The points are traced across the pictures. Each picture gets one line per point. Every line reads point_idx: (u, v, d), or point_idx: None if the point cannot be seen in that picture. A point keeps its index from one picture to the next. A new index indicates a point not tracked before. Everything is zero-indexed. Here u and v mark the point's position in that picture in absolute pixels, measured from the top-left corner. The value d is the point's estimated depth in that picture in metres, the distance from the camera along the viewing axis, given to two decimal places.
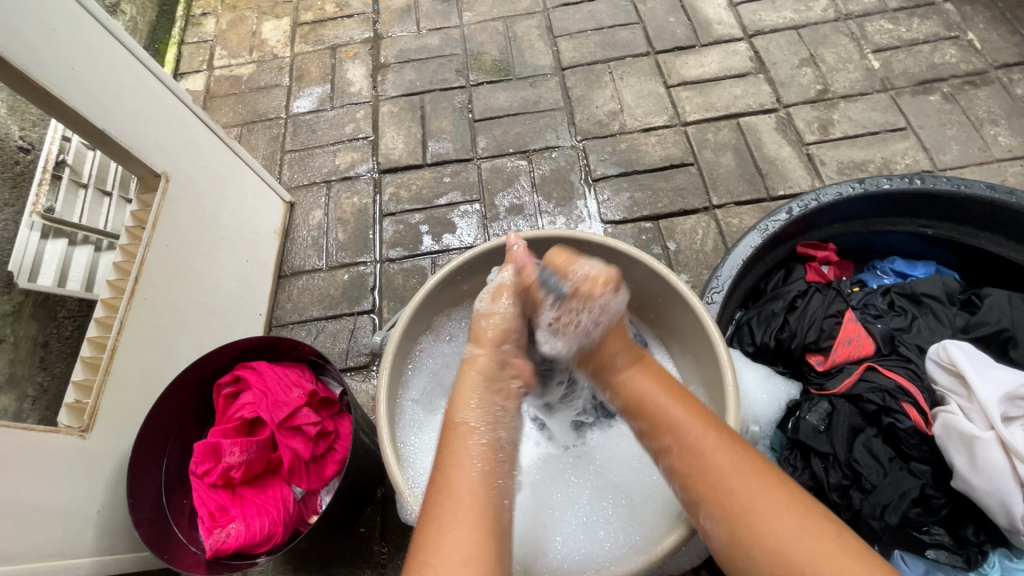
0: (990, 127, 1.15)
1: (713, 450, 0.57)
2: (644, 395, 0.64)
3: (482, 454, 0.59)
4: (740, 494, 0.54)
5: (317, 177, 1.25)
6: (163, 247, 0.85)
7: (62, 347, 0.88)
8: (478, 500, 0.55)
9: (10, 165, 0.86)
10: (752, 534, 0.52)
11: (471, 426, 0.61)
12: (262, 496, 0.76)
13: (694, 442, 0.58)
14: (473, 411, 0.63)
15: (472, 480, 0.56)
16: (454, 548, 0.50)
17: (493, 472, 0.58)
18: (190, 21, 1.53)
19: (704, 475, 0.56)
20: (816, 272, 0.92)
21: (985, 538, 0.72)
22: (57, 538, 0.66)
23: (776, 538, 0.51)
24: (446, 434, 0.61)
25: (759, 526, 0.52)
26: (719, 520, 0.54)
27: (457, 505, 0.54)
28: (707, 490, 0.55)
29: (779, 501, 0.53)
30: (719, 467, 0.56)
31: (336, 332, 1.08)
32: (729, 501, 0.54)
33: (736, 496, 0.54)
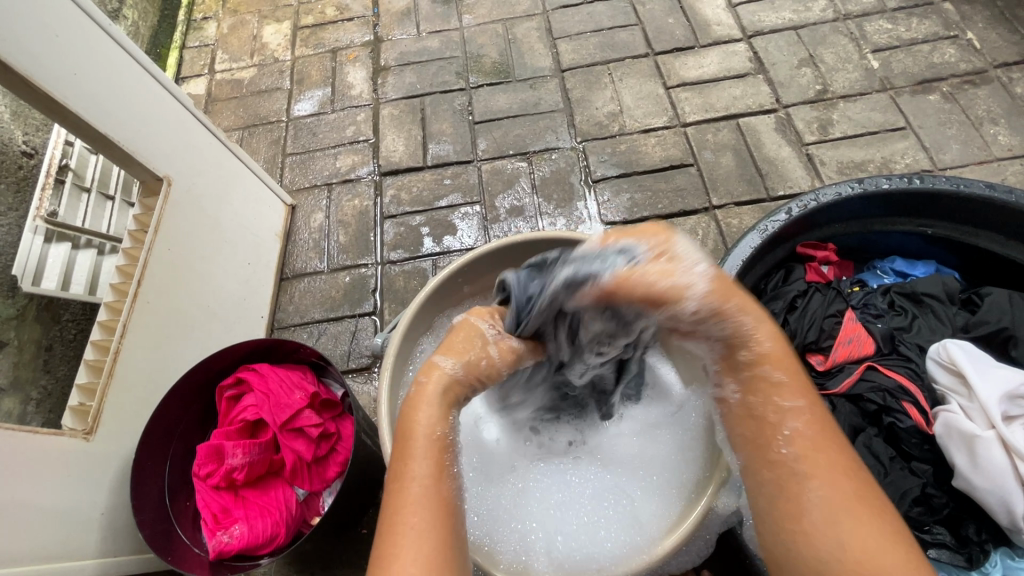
0: (990, 126, 1.15)
1: (819, 470, 0.49)
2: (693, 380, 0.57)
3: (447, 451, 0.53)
4: (841, 526, 0.47)
5: (318, 179, 1.25)
6: (165, 251, 0.86)
7: (64, 351, 0.89)
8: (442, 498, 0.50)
9: (14, 170, 0.87)
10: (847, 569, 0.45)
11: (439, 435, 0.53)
12: (265, 497, 0.77)
13: (799, 461, 0.50)
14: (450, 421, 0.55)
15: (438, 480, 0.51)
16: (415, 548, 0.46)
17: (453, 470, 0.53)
18: (191, 25, 1.53)
19: (802, 495, 0.49)
20: (816, 271, 0.92)
21: (987, 537, 0.71)
22: (60, 541, 0.66)
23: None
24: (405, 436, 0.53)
25: (863, 562, 0.45)
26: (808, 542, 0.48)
27: (423, 505, 0.49)
28: (803, 513, 0.48)
29: (885, 538, 0.46)
30: (818, 489, 0.49)
31: (338, 334, 1.08)
32: (830, 531, 0.47)
33: (837, 527, 0.47)
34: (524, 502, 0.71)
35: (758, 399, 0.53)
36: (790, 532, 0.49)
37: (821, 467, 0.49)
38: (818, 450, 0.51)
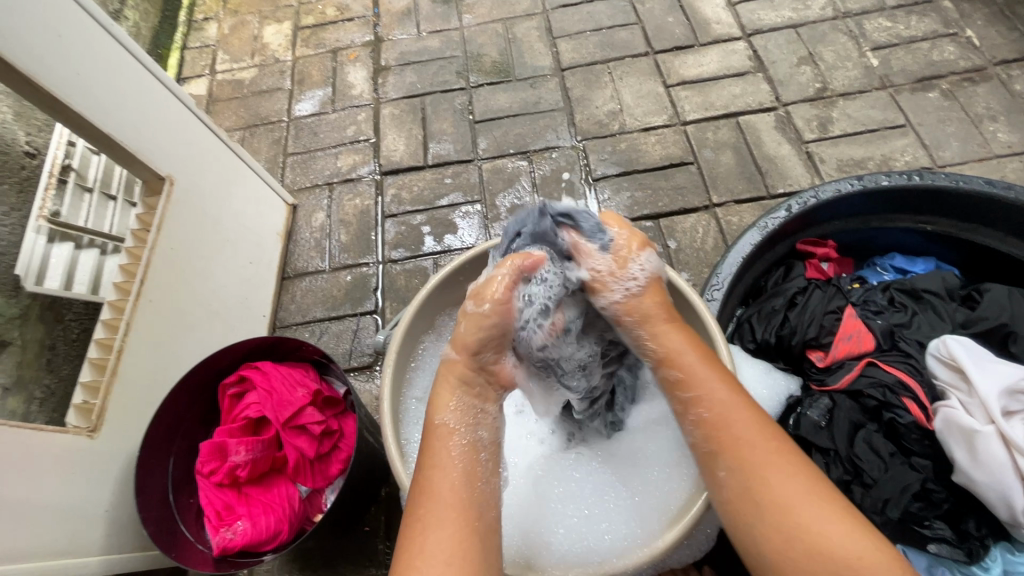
0: (989, 123, 1.15)
1: (739, 410, 0.54)
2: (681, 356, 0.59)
3: (462, 453, 0.56)
4: (758, 457, 0.51)
5: (319, 179, 1.26)
6: (167, 249, 0.86)
7: (68, 350, 0.90)
8: (460, 500, 0.52)
9: (18, 170, 0.87)
10: (763, 492, 0.50)
11: (450, 427, 0.57)
12: (268, 494, 0.77)
13: (722, 401, 0.55)
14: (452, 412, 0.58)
15: (453, 479, 0.54)
16: (438, 549, 0.49)
17: (476, 472, 0.55)
18: (192, 26, 1.54)
19: (728, 432, 0.53)
20: (816, 269, 0.91)
21: (986, 532, 0.72)
22: (65, 538, 0.66)
23: (786, 500, 0.49)
24: (424, 437, 0.57)
25: (773, 490, 0.49)
26: (734, 471, 0.52)
27: (442, 505, 0.52)
28: (729, 445, 0.53)
29: (797, 471, 0.50)
30: (740, 430, 0.53)
31: (339, 333, 1.09)
32: (747, 461, 0.52)
33: (756, 455, 0.51)
34: (525, 498, 0.72)
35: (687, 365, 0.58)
36: (718, 463, 0.53)
37: (741, 410, 0.55)
38: (738, 396, 0.56)
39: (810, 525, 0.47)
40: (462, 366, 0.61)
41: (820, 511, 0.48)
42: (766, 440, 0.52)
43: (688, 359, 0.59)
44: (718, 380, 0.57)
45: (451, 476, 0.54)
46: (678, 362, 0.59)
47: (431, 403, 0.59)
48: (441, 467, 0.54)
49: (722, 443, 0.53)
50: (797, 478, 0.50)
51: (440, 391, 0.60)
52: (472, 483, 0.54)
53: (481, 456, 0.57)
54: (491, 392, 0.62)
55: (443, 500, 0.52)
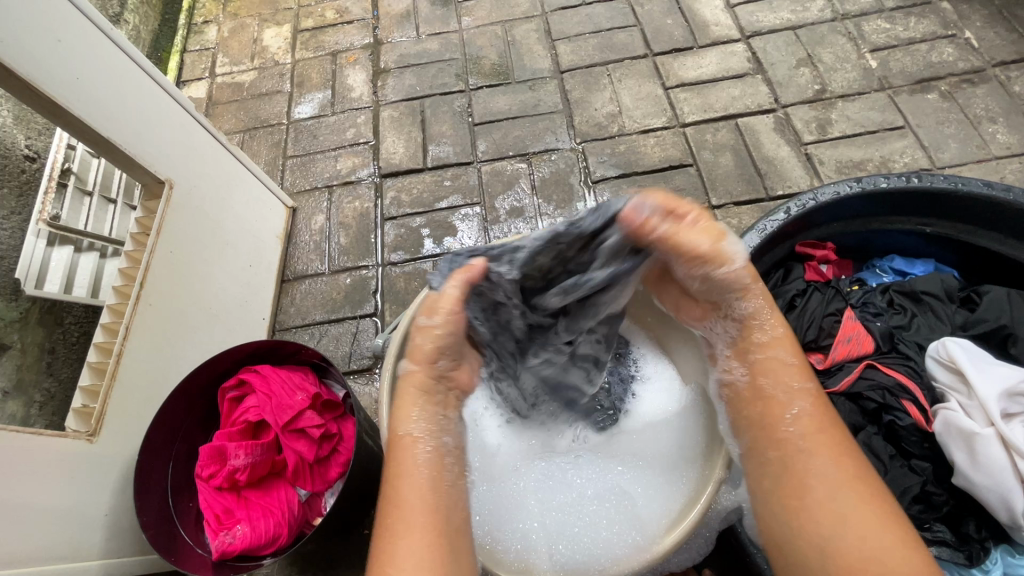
0: (988, 124, 1.15)
1: (818, 436, 0.57)
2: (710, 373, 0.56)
3: (428, 462, 0.57)
4: (830, 491, 0.54)
5: (318, 182, 1.26)
6: (167, 253, 0.86)
7: (67, 352, 0.90)
8: (429, 506, 0.55)
9: (17, 174, 0.89)
10: (830, 522, 0.53)
11: (414, 435, 0.58)
12: (267, 498, 0.77)
13: (817, 426, 0.58)
14: (416, 421, 0.59)
15: (421, 487, 0.55)
16: (408, 559, 0.51)
17: (443, 477, 0.57)
18: (192, 29, 1.54)
19: (802, 460, 0.57)
20: (815, 271, 0.92)
21: (987, 535, 0.72)
22: (64, 542, 0.66)
23: (858, 542, 0.51)
24: (390, 448, 0.59)
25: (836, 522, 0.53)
26: (814, 503, 0.55)
27: (410, 514, 0.54)
28: (801, 473, 0.56)
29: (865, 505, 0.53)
30: (816, 461, 0.56)
31: (339, 336, 1.09)
32: (826, 486, 0.55)
33: (832, 489, 0.54)
34: (525, 501, 0.72)
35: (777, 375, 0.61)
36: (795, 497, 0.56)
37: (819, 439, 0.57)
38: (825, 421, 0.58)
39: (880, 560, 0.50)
40: (422, 375, 0.61)
41: (888, 548, 0.51)
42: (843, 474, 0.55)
43: (773, 380, 0.61)
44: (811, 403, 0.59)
45: (418, 484, 0.56)
46: (771, 376, 0.61)
47: (395, 413, 0.60)
48: (405, 476, 0.56)
49: (801, 466, 0.57)
50: (859, 507, 0.53)
51: (403, 402, 0.60)
52: (439, 489, 0.56)
53: (446, 460, 0.59)
54: (452, 398, 0.63)
55: (412, 507, 0.54)
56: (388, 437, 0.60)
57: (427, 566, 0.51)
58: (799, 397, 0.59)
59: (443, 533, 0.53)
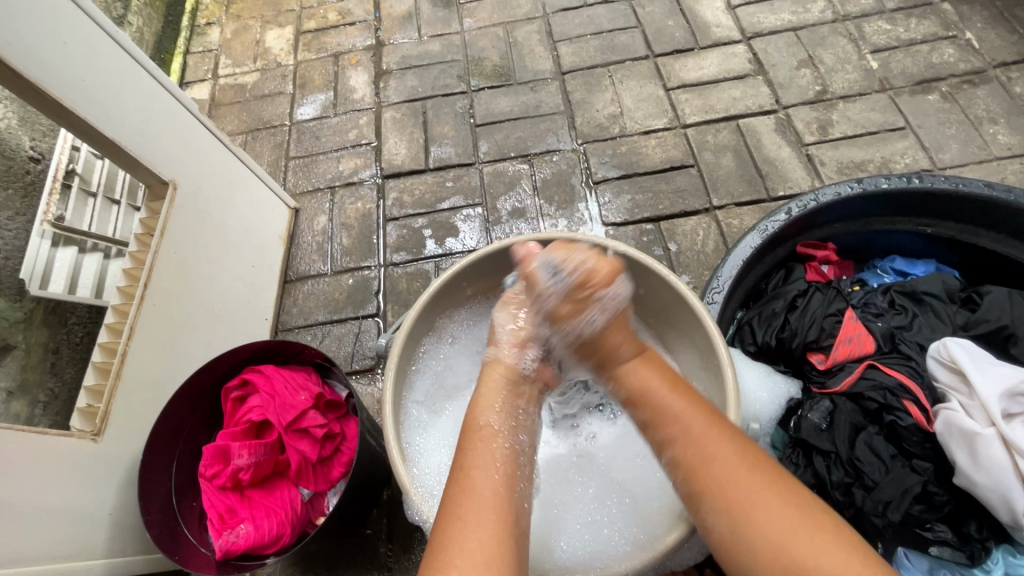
0: (989, 125, 1.15)
1: (715, 439, 0.59)
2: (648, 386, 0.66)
3: (505, 458, 0.60)
4: (743, 492, 0.55)
5: (321, 183, 1.26)
6: (170, 253, 0.86)
7: (72, 353, 0.91)
8: (496, 499, 0.56)
9: (21, 175, 0.89)
10: (752, 529, 0.54)
11: (493, 429, 0.63)
12: (270, 498, 0.77)
13: (696, 431, 0.60)
14: (496, 414, 0.65)
15: (494, 480, 0.58)
16: (476, 547, 0.52)
17: (514, 475, 0.59)
18: (195, 31, 1.55)
19: (706, 465, 0.58)
20: (816, 272, 0.92)
21: (987, 534, 0.72)
22: (69, 542, 0.67)
23: (774, 538, 0.53)
24: (467, 436, 0.62)
25: (762, 526, 0.53)
26: (722, 513, 0.55)
27: (480, 505, 0.55)
28: (709, 482, 0.57)
29: (779, 499, 0.55)
30: (721, 465, 0.57)
31: (341, 336, 1.09)
32: (733, 498, 0.55)
33: (737, 491, 0.56)
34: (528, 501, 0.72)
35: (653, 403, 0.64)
36: (703, 506, 0.57)
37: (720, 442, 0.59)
38: (707, 424, 0.60)
39: (796, 553, 0.52)
40: None
41: (803, 538, 0.52)
42: (751, 476, 0.56)
43: (658, 393, 0.64)
44: (683, 406, 0.62)
45: (490, 475, 0.58)
46: (654, 393, 0.65)
47: (476, 405, 0.66)
48: (482, 467, 0.59)
49: (705, 480, 0.57)
50: (779, 506, 0.54)
51: (484, 396, 0.67)
52: (510, 485, 0.58)
53: (519, 459, 0.62)
54: None
55: (480, 500, 0.56)
56: (466, 424, 0.64)
57: (492, 559, 0.51)
58: (684, 412, 0.61)
59: (509, 531, 0.54)
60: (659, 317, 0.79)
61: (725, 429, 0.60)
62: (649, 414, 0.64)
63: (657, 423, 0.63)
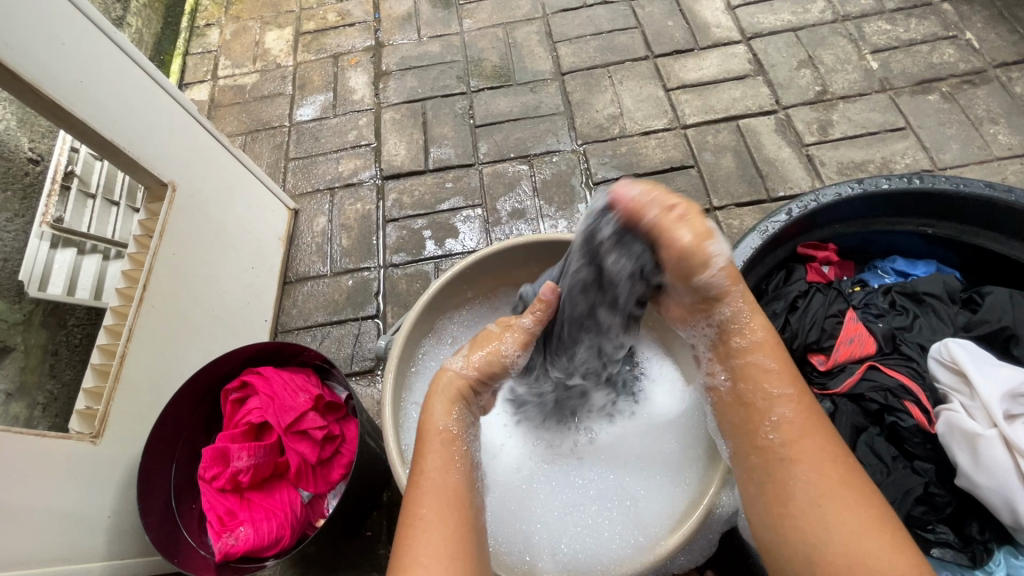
0: (989, 125, 1.15)
1: (811, 427, 0.55)
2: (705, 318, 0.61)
3: (460, 457, 0.57)
4: (829, 482, 0.51)
5: (320, 184, 1.26)
6: (169, 255, 0.86)
7: (71, 355, 0.90)
8: (459, 499, 0.54)
9: (20, 176, 0.89)
10: (827, 514, 0.50)
11: (453, 432, 0.59)
12: (270, 500, 0.77)
13: (791, 420, 0.55)
14: (454, 418, 0.60)
15: (454, 481, 0.55)
16: (438, 547, 0.49)
17: (472, 474, 0.57)
18: (194, 32, 1.54)
19: (799, 448, 0.54)
20: (817, 271, 0.92)
21: (990, 536, 0.72)
22: (67, 544, 0.66)
23: (852, 535, 0.48)
24: (422, 437, 0.58)
25: (838, 520, 0.49)
26: (807, 494, 0.51)
27: (439, 505, 0.52)
28: (802, 463, 0.53)
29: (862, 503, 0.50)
30: (813, 453, 0.53)
31: (341, 337, 1.09)
32: (821, 483, 0.51)
33: (824, 477, 0.51)
34: (525, 504, 0.71)
35: (758, 374, 0.58)
36: (792, 479, 0.53)
37: (813, 432, 0.54)
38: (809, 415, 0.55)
39: (874, 555, 0.46)
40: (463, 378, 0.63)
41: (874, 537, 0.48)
42: (843, 474, 0.51)
43: (771, 357, 0.58)
44: (788, 393, 0.56)
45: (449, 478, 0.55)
46: (761, 357, 0.59)
47: (428, 408, 0.60)
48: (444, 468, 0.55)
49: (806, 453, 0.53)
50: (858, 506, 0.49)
51: (435, 398, 0.61)
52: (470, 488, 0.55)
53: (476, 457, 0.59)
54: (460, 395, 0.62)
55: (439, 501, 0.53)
56: (421, 428, 0.59)
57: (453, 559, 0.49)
58: (792, 396, 0.56)
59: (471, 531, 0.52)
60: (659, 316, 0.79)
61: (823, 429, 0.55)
62: (752, 377, 0.58)
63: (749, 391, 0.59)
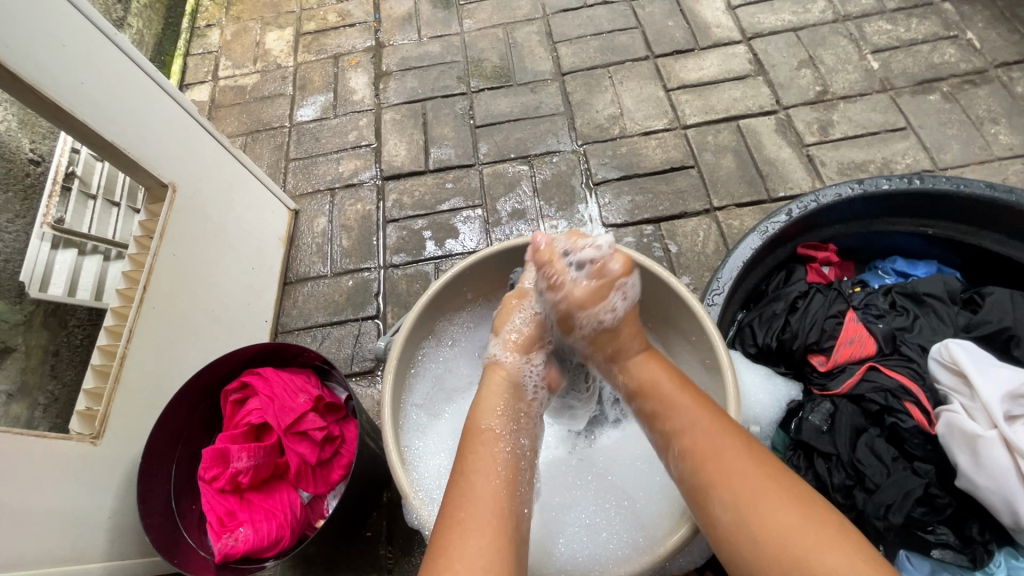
0: (991, 125, 1.15)
1: (724, 438, 0.58)
2: (657, 379, 0.65)
3: (505, 461, 0.60)
4: (748, 487, 0.54)
5: (320, 185, 1.26)
6: (169, 256, 0.86)
7: (72, 356, 0.90)
8: (500, 504, 0.56)
9: (21, 177, 0.89)
10: (752, 520, 0.53)
11: (496, 432, 0.62)
12: (270, 501, 0.77)
13: (702, 438, 0.59)
14: (497, 418, 0.64)
15: (495, 486, 0.57)
16: (478, 552, 0.51)
17: (515, 480, 0.59)
18: (195, 32, 1.55)
19: (716, 465, 0.56)
20: (816, 272, 0.92)
21: (990, 537, 0.72)
22: (68, 545, 0.67)
23: (781, 531, 0.52)
24: (470, 440, 0.62)
25: (765, 527, 0.52)
26: (733, 506, 0.54)
27: (481, 512, 0.55)
28: (717, 480, 0.56)
29: (784, 497, 0.53)
30: (731, 463, 0.56)
31: (341, 338, 1.09)
32: (750, 491, 0.54)
33: (742, 485, 0.55)
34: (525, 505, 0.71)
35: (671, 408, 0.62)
36: (712, 500, 0.56)
37: (727, 439, 0.58)
38: (716, 424, 0.59)
39: (798, 546, 0.50)
40: None
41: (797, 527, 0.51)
42: (760, 475, 0.55)
43: (666, 392, 0.64)
44: (697, 413, 0.60)
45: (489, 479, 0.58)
46: (656, 397, 0.64)
47: (477, 408, 0.65)
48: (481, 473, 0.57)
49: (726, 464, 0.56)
50: (781, 502, 0.53)
51: (486, 397, 0.66)
52: (513, 491, 0.58)
53: (520, 463, 0.61)
54: None
55: (481, 506, 0.55)
56: (467, 430, 0.63)
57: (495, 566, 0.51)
58: (697, 413, 0.60)
59: (512, 538, 0.54)
60: (660, 320, 0.79)
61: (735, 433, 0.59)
62: (658, 406, 0.64)
63: (665, 416, 0.62)
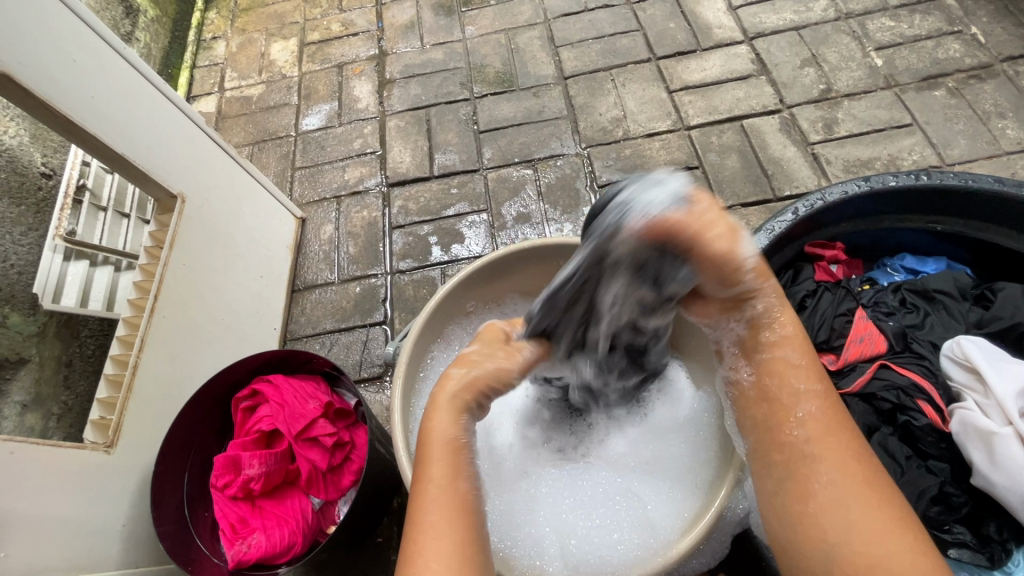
0: (997, 120, 1.14)
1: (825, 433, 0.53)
2: (781, 354, 0.56)
3: None
4: (845, 485, 0.50)
5: (326, 193, 1.27)
6: (180, 265, 0.87)
7: (84, 366, 0.92)
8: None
9: (34, 191, 0.91)
10: (855, 519, 0.48)
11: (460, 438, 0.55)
12: (282, 507, 0.78)
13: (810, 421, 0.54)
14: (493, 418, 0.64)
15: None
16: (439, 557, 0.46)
17: None
18: (201, 45, 1.57)
19: (816, 455, 0.52)
20: (825, 271, 0.91)
21: (1007, 536, 0.71)
22: (84, 553, 0.67)
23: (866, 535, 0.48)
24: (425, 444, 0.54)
25: (866, 524, 0.48)
26: (824, 495, 0.50)
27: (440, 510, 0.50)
28: (816, 468, 0.52)
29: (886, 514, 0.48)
30: (840, 453, 0.52)
31: (349, 344, 1.09)
32: (841, 485, 0.50)
33: (844, 484, 0.50)
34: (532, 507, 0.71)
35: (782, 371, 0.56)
36: (808, 483, 0.51)
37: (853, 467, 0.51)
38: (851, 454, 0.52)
39: (891, 558, 0.46)
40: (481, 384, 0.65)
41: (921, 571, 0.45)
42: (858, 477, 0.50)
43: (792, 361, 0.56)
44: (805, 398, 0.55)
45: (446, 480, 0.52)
46: (790, 361, 0.56)
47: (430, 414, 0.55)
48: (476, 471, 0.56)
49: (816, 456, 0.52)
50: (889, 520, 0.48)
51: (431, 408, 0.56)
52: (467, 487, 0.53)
53: None
54: None
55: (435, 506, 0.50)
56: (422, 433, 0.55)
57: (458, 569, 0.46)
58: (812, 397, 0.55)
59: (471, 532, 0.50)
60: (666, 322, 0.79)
61: (848, 435, 0.53)
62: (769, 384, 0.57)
63: (771, 399, 0.56)
